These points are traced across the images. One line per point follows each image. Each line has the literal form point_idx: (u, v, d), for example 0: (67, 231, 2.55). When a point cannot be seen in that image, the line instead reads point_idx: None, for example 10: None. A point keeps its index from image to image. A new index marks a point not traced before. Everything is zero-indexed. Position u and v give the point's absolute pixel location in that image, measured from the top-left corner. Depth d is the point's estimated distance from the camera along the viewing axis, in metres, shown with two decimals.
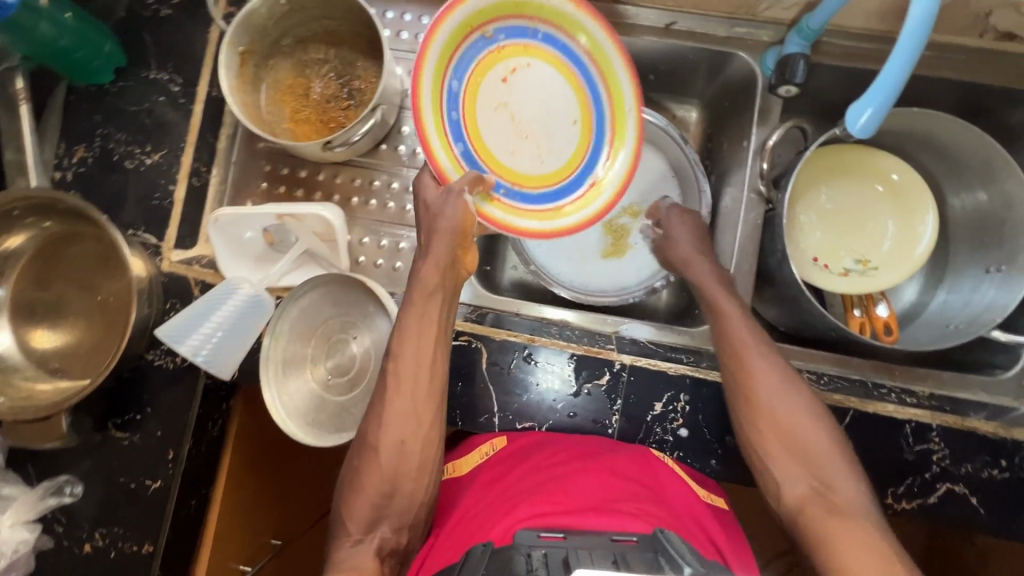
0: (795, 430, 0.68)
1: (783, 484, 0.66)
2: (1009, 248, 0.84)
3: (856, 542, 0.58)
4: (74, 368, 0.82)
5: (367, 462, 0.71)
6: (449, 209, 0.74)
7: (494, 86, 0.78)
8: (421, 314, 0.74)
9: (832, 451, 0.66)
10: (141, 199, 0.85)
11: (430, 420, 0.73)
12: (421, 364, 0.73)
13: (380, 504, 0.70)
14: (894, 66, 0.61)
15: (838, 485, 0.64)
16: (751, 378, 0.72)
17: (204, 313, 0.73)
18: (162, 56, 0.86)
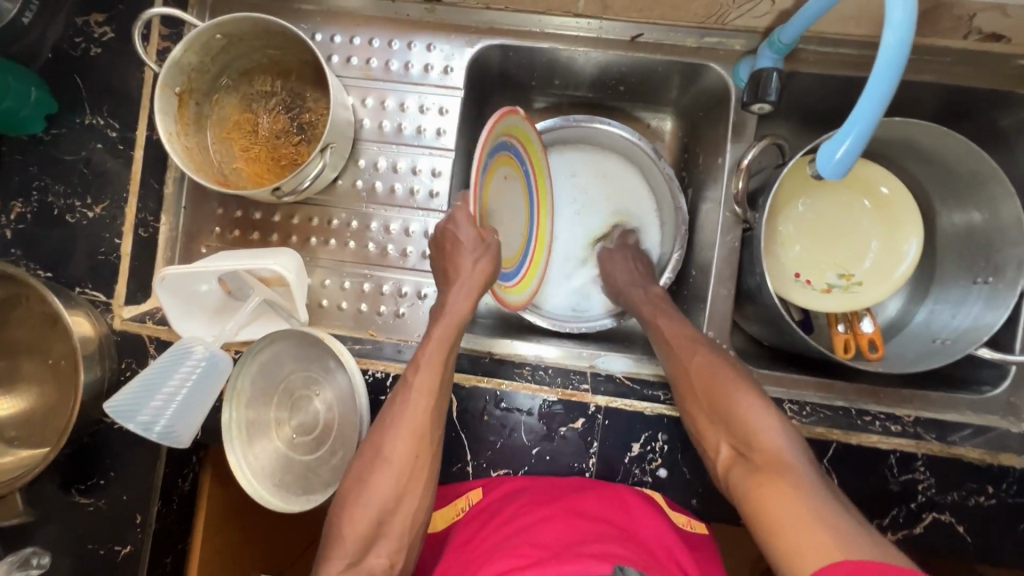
0: (723, 407, 0.68)
1: (731, 467, 0.66)
2: (996, 260, 0.81)
3: (793, 524, 0.55)
4: (31, 437, 0.78)
5: (353, 502, 0.66)
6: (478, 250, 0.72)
7: (498, 185, 0.77)
8: (435, 349, 0.71)
9: (765, 422, 0.64)
10: (86, 254, 0.80)
11: (424, 458, 0.69)
12: (424, 400, 0.69)
13: (363, 547, 0.64)
14: (870, 98, 0.54)
15: (773, 461, 0.62)
16: (684, 368, 0.74)
17: (157, 382, 0.69)
18: (96, 99, 0.80)
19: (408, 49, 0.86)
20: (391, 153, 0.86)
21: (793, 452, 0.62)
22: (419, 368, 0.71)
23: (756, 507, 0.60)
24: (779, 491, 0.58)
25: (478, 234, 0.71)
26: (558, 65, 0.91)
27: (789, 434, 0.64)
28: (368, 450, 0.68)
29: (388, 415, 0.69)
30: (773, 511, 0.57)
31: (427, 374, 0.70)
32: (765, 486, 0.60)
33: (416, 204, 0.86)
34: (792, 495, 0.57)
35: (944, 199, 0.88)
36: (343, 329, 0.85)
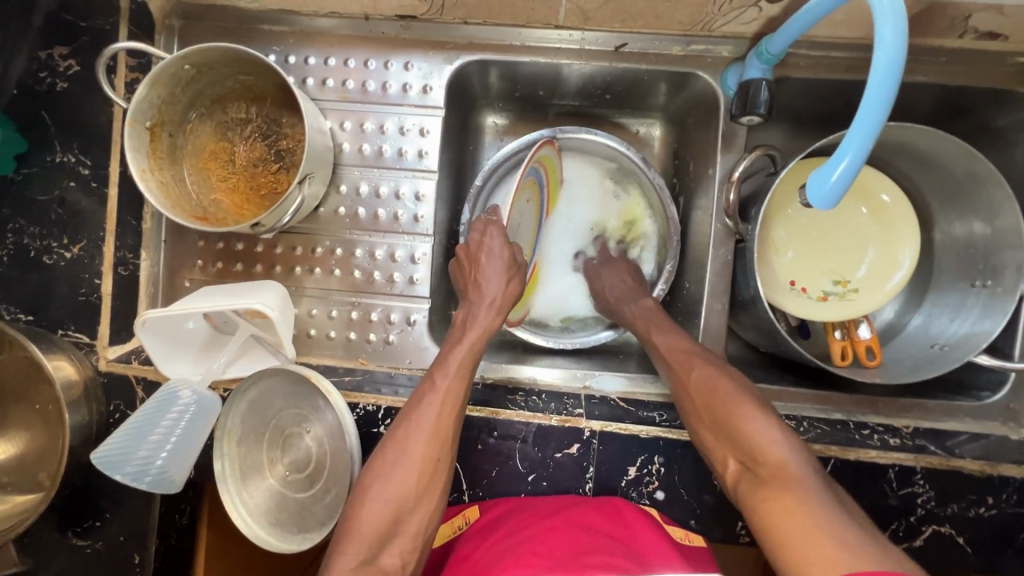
0: (727, 418, 0.67)
1: (738, 480, 0.64)
2: (995, 264, 0.79)
3: (799, 535, 0.54)
4: (23, 482, 0.76)
5: (368, 499, 0.64)
6: (499, 257, 0.76)
7: (521, 210, 0.79)
8: (466, 355, 0.72)
9: (769, 434, 0.64)
10: (67, 296, 0.79)
11: (444, 458, 0.67)
12: (451, 400, 0.68)
13: (378, 544, 0.62)
14: (862, 122, 0.52)
15: (779, 472, 0.61)
16: (686, 379, 0.73)
17: (144, 429, 0.68)
18: (66, 136, 0.78)
19: (385, 68, 0.83)
20: (372, 178, 0.84)
21: (799, 464, 0.61)
22: (447, 369, 0.70)
23: (762, 519, 0.58)
24: (786, 503, 0.57)
25: (509, 254, 0.77)
26: (541, 77, 0.88)
27: (794, 446, 0.63)
28: (387, 448, 0.66)
29: (412, 414, 0.68)
30: (780, 524, 0.56)
31: (455, 376, 0.70)
32: (770, 499, 0.59)
33: (401, 228, 0.84)
34: (798, 508, 0.56)
35: (941, 201, 0.86)
36: (333, 358, 0.84)
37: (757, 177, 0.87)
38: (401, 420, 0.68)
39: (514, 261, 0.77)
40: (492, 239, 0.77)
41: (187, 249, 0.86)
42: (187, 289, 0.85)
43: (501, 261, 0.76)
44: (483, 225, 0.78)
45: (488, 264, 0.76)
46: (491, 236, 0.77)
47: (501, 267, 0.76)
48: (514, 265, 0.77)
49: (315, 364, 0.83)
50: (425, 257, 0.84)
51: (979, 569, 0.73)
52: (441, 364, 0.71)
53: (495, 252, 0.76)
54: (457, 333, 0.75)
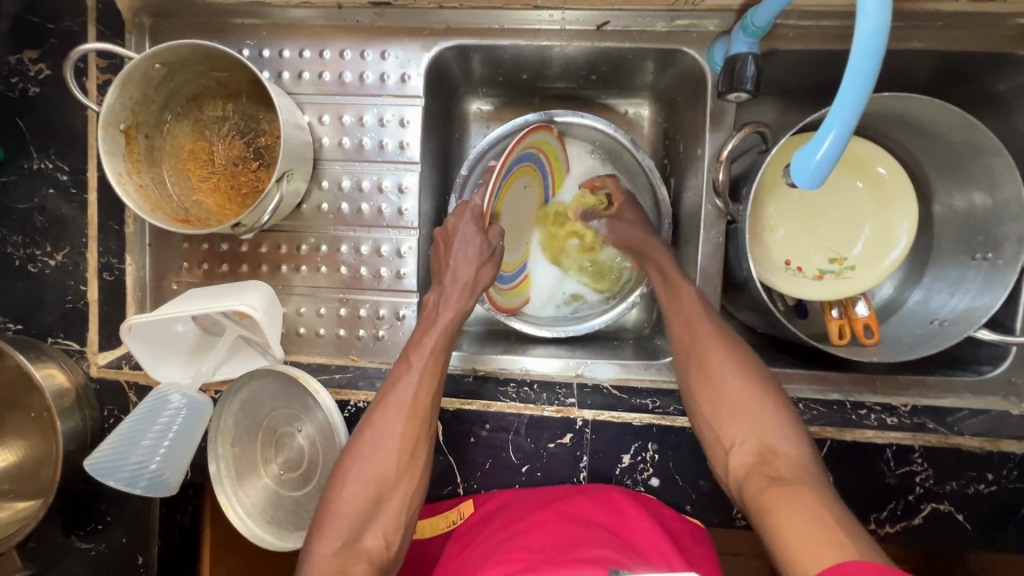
0: (745, 408, 0.66)
1: (746, 472, 0.62)
2: (995, 235, 0.77)
3: (804, 525, 0.52)
4: (24, 489, 0.77)
5: (347, 480, 0.63)
6: (472, 238, 0.74)
7: (515, 191, 0.83)
8: (439, 337, 0.70)
9: (780, 425, 0.64)
10: (54, 303, 0.79)
11: (423, 437, 0.67)
12: (428, 379, 0.68)
13: (360, 524, 0.62)
14: (847, 95, 0.50)
15: (795, 468, 0.59)
16: (709, 363, 0.70)
17: (134, 436, 0.68)
18: (42, 142, 0.77)
19: (362, 58, 0.81)
20: (354, 172, 0.83)
21: (811, 459, 0.61)
22: (422, 349, 0.69)
23: (764, 506, 0.57)
24: (791, 496, 0.56)
25: (482, 242, 0.74)
26: (524, 60, 0.86)
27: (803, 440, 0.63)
28: (367, 429, 0.66)
29: (390, 395, 0.67)
30: (788, 515, 0.54)
31: (431, 355, 0.69)
32: (776, 493, 0.57)
33: (386, 222, 0.83)
34: (811, 502, 0.55)
35: (940, 172, 0.83)
36: (324, 356, 0.84)
37: (748, 155, 0.84)
38: (380, 401, 0.67)
39: (488, 248, 0.75)
40: (466, 226, 0.74)
41: (172, 251, 0.85)
42: (175, 292, 0.85)
43: (473, 249, 0.74)
44: (460, 209, 0.75)
45: (460, 249, 0.73)
46: (465, 221, 0.74)
47: (472, 251, 0.74)
48: (486, 252, 0.75)
49: (306, 362, 0.83)
50: (411, 250, 0.83)
51: (979, 545, 0.73)
52: (417, 344, 0.70)
53: (469, 239, 0.74)
54: (429, 316, 0.73)
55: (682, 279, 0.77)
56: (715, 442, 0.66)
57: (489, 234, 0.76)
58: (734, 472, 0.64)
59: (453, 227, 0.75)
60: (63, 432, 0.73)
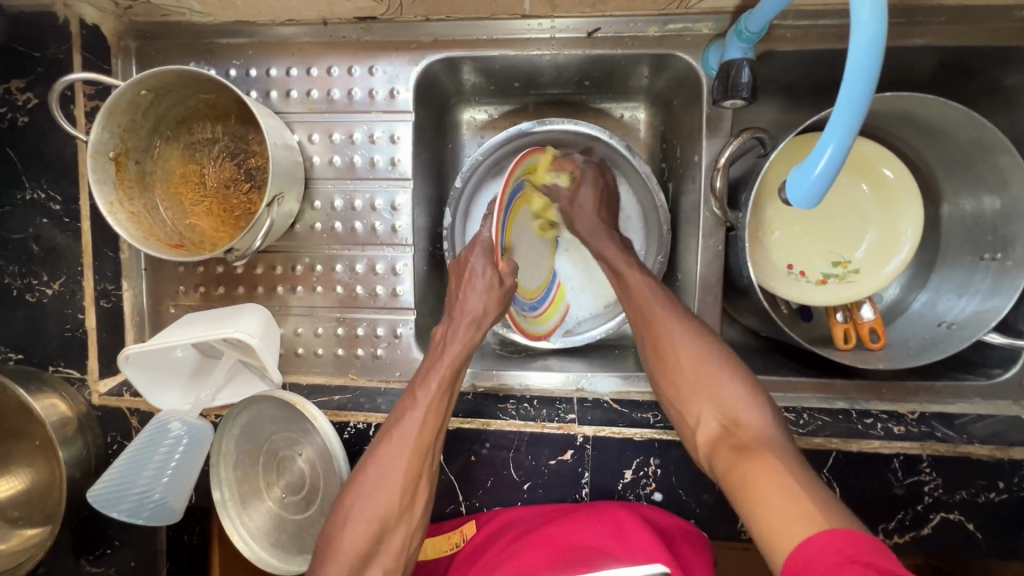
0: (708, 383, 0.64)
1: (712, 446, 0.62)
2: (1005, 235, 0.74)
3: (778, 504, 0.51)
4: (33, 516, 0.78)
5: (350, 518, 0.62)
6: (477, 273, 0.73)
7: (521, 222, 0.82)
8: (445, 373, 0.68)
9: (742, 400, 0.63)
10: (53, 332, 0.79)
11: (426, 473, 0.65)
12: (434, 414, 0.66)
13: (361, 563, 0.61)
14: (843, 111, 0.48)
15: (760, 438, 0.58)
16: (669, 344, 0.68)
17: (137, 466, 0.69)
18: (33, 172, 0.77)
19: (349, 75, 0.80)
20: (347, 191, 0.82)
21: (777, 432, 0.59)
22: (428, 385, 0.68)
23: (736, 482, 0.56)
24: (761, 465, 0.55)
25: (493, 274, 0.73)
26: (515, 70, 0.84)
27: (770, 412, 0.61)
28: (370, 464, 0.64)
29: (394, 429, 0.66)
30: (759, 491, 0.53)
31: (437, 391, 0.67)
32: (744, 466, 0.56)
33: (381, 240, 0.82)
34: (774, 467, 0.54)
35: (947, 170, 0.80)
36: (324, 375, 0.84)
37: (746, 158, 0.81)
38: (384, 434, 0.66)
39: (499, 281, 0.73)
40: (476, 257, 0.74)
41: (167, 276, 0.85)
42: (172, 315, 0.85)
43: (484, 282, 0.73)
44: (471, 242, 0.75)
45: (470, 283, 0.73)
46: (476, 253, 0.74)
47: (485, 288, 0.73)
48: (496, 284, 0.73)
49: (306, 382, 0.83)
50: (406, 267, 0.83)
51: (990, 553, 0.71)
52: (424, 379, 0.69)
53: (479, 271, 0.73)
54: (436, 349, 0.71)
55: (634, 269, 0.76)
56: (681, 419, 0.66)
57: (501, 268, 0.74)
58: (703, 446, 0.63)
59: (464, 259, 0.75)
60: (65, 462, 0.74)
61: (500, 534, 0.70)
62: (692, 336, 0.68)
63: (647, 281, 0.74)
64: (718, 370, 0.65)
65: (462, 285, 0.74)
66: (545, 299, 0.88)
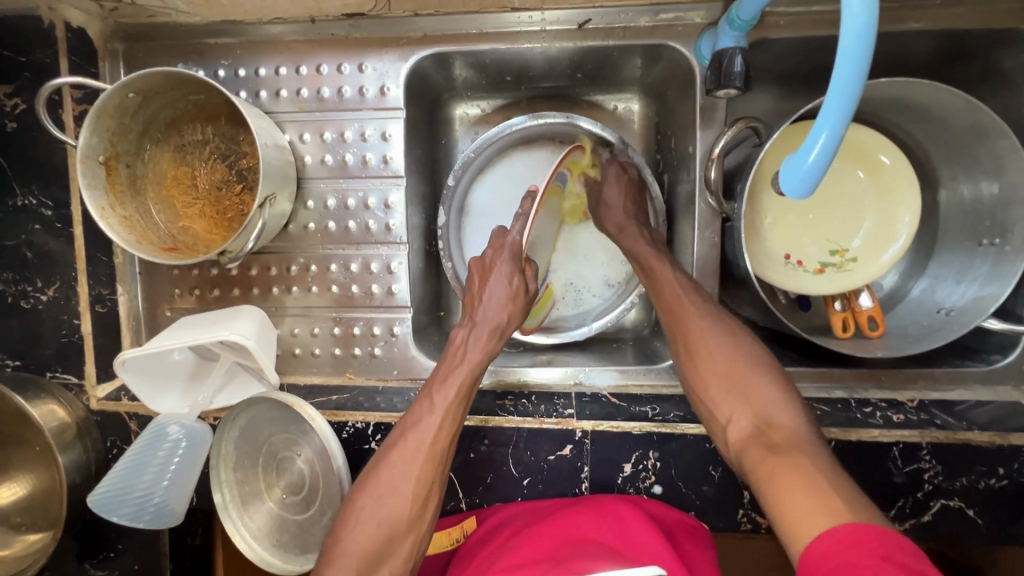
0: (740, 380, 0.64)
1: (744, 445, 0.61)
2: (1003, 221, 0.74)
3: (806, 498, 0.51)
4: (36, 521, 0.78)
5: (360, 520, 0.62)
6: (495, 286, 0.72)
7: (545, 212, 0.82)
8: (466, 375, 0.68)
9: (776, 400, 0.62)
10: (50, 338, 0.79)
11: (438, 479, 0.65)
12: (449, 421, 0.66)
13: (370, 565, 0.60)
14: (835, 100, 0.47)
15: (791, 439, 0.58)
16: (702, 339, 0.68)
17: (137, 469, 0.70)
18: (24, 178, 0.77)
19: (339, 72, 0.80)
20: (340, 190, 0.81)
21: (810, 434, 0.59)
22: (446, 391, 0.67)
23: (766, 481, 0.56)
24: (790, 468, 0.55)
25: (518, 281, 0.73)
26: (507, 64, 0.83)
27: (802, 415, 0.61)
28: (383, 466, 0.64)
29: (410, 432, 0.66)
30: (783, 488, 0.54)
31: (454, 397, 0.67)
32: (772, 462, 0.56)
33: (375, 239, 0.82)
34: (805, 466, 0.55)
35: (944, 155, 0.80)
36: (321, 375, 0.84)
37: (742, 148, 0.81)
38: (399, 437, 0.66)
39: (523, 288, 0.73)
40: (504, 262, 0.73)
41: (162, 280, 0.85)
42: (168, 318, 0.85)
43: (507, 288, 0.73)
44: (499, 243, 0.74)
45: (491, 285, 0.72)
46: (503, 257, 0.73)
47: (505, 293, 0.72)
48: (519, 292, 0.73)
49: (303, 382, 0.83)
50: (402, 265, 0.82)
51: (990, 539, 0.71)
52: (442, 382, 0.68)
53: (504, 276, 0.72)
54: (456, 351, 0.71)
55: (663, 265, 0.74)
56: (711, 417, 0.65)
57: (528, 274, 0.76)
58: (733, 445, 0.62)
59: (490, 261, 0.74)
60: (65, 467, 0.74)
61: (501, 530, 0.71)
62: (723, 341, 0.67)
63: (672, 274, 0.73)
64: (751, 373, 0.64)
65: (483, 287, 0.73)
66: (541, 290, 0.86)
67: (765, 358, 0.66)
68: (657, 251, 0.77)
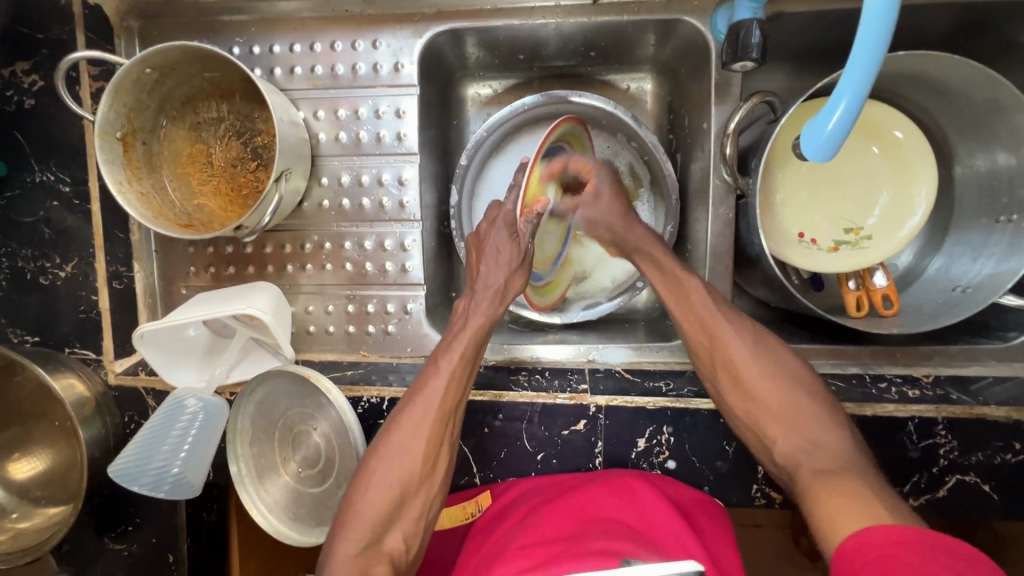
0: (788, 406, 0.65)
1: (795, 469, 0.62)
2: (1020, 196, 0.74)
3: (845, 502, 0.54)
4: (56, 495, 0.79)
5: (372, 482, 0.62)
6: (494, 259, 0.73)
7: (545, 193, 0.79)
8: (470, 339, 0.69)
9: (821, 422, 0.63)
10: (69, 314, 0.80)
11: (449, 438, 0.66)
12: (457, 380, 0.67)
13: (382, 524, 0.61)
14: (858, 61, 0.47)
15: (841, 462, 0.60)
16: (740, 358, 0.68)
17: (156, 441, 0.70)
18: (43, 154, 0.77)
19: (353, 49, 0.80)
20: (354, 167, 0.82)
21: (857, 454, 0.61)
22: (452, 353, 0.68)
23: (813, 494, 0.58)
24: (839, 484, 0.57)
25: (515, 244, 0.73)
26: (521, 41, 0.83)
27: (846, 433, 0.62)
28: (394, 427, 0.65)
29: (419, 394, 0.66)
30: (830, 498, 0.56)
31: (460, 359, 0.68)
32: (825, 484, 0.58)
33: (389, 216, 0.82)
34: (857, 487, 0.56)
35: (960, 131, 0.79)
36: (335, 352, 0.84)
37: (756, 126, 0.80)
38: (408, 401, 0.66)
39: (521, 252, 0.73)
40: (498, 231, 0.73)
41: (178, 257, 0.86)
42: (184, 296, 0.86)
43: (504, 254, 0.73)
44: (491, 216, 0.75)
45: (490, 254, 0.73)
46: (497, 227, 0.74)
47: (507, 259, 0.72)
48: (519, 255, 0.73)
49: (318, 359, 0.83)
50: (415, 243, 0.82)
51: (1006, 515, 0.71)
52: (447, 348, 0.69)
53: (501, 244, 0.73)
54: (459, 321, 0.71)
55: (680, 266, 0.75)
56: (757, 442, 0.66)
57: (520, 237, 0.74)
58: (781, 467, 0.64)
59: (484, 233, 0.75)
60: (85, 440, 0.75)
61: (517, 504, 0.71)
62: (762, 363, 0.68)
63: (701, 286, 0.73)
64: (796, 397, 0.65)
65: (482, 257, 0.74)
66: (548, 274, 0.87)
67: (804, 374, 0.67)
68: (670, 258, 0.76)
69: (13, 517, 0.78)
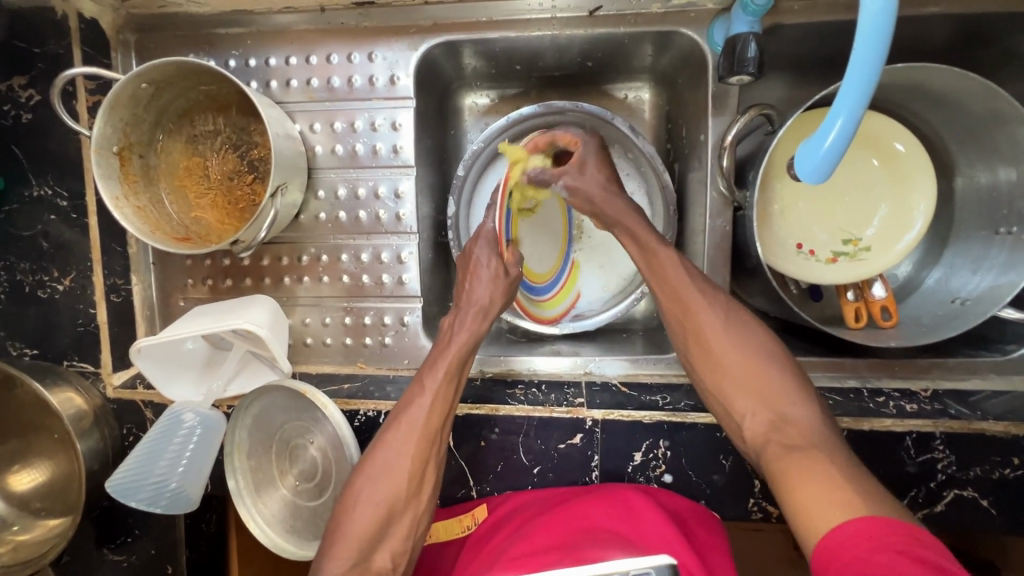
0: (755, 380, 0.63)
1: (762, 442, 0.61)
2: (1020, 209, 0.73)
3: (823, 489, 0.52)
4: (54, 506, 0.79)
5: (360, 502, 0.62)
6: (482, 279, 0.73)
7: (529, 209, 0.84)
8: (453, 358, 0.68)
9: (787, 395, 0.62)
10: (67, 327, 0.80)
11: (434, 458, 0.66)
12: (442, 398, 0.67)
13: (370, 545, 0.61)
14: (853, 82, 0.47)
15: (807, 435, 0.58)
16: (711, 330, 0.67)
17: (153, 455, 0.70)
18: (40, 168, 0.78)
19: (349, 62, 0.79)
20: (350, 179, 0.81)
21: (823, 426, 0.59)
22: (436, 372, 0.68)
23: (782, 477, 0.56)
24: (807, 466, 0.55)
25: (498, 263, 0.74)
26: (517, 53, 0.83)
27: (814, 406, 0.61)
28: (379, 448, 0.65)
29: (402, 415, 0.66)
30: (802, 488, 0.54)
31: (444, 378, 0.67)
32: (791, 461, 0.56)
33: (385, 228, 0.82)
34: (827, 467, 0.54)
35: (960, 142, 0.79)
36: (333, 364, 0.84)
37: (753, 137, 0.80)
38: (392, 421, 0.66)
39: (503, 271, 0.74)
40: (481, 248, 0.74)
41: (176, 269, 0.86)
42: (182, 308, 0.86)
43: (490, 272, 0.74)
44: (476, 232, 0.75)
45: (476, 273, 0.74)
46: (480, 244, 0.75)
47: (491, 276, 0.73)
48: (502, 274, 0.74)
49: (315, 371, 0.84)
50: (412, 255, 0.82)
51: (1003, 529, 0.71)
52: (431, 366, 0.68)
53: (484, 261, 0.74)
54: (443, 339, 0.71)
55: (658, 242, 0.72)
56: (726, 417, 0.65)
57: (506, 256, 0.76)
58: (749, 442, 0.62)
59: (469, 252, 0.75)
60: (83, 453, 0.75)
61: (514, 516, 0.72)
62: (731, 334, 0.66)
63: (676, 260, 0.71)
64: (763, 367, 0.64)
65: (468, 275, 0.74)
66: (555, 283, 0.89)
67: (774, 350, 0.65)
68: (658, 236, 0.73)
69: (13, 529, 0.78)
